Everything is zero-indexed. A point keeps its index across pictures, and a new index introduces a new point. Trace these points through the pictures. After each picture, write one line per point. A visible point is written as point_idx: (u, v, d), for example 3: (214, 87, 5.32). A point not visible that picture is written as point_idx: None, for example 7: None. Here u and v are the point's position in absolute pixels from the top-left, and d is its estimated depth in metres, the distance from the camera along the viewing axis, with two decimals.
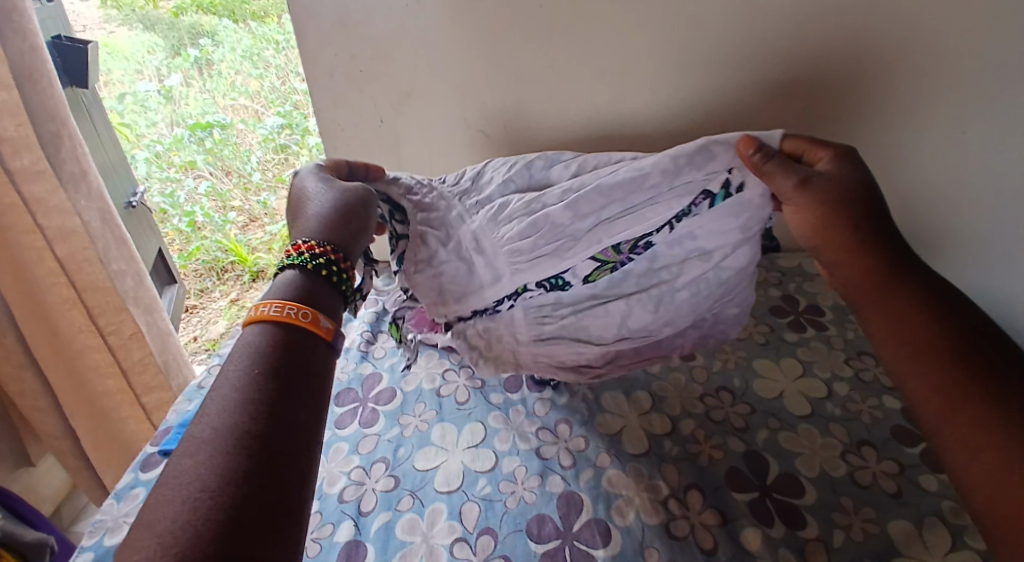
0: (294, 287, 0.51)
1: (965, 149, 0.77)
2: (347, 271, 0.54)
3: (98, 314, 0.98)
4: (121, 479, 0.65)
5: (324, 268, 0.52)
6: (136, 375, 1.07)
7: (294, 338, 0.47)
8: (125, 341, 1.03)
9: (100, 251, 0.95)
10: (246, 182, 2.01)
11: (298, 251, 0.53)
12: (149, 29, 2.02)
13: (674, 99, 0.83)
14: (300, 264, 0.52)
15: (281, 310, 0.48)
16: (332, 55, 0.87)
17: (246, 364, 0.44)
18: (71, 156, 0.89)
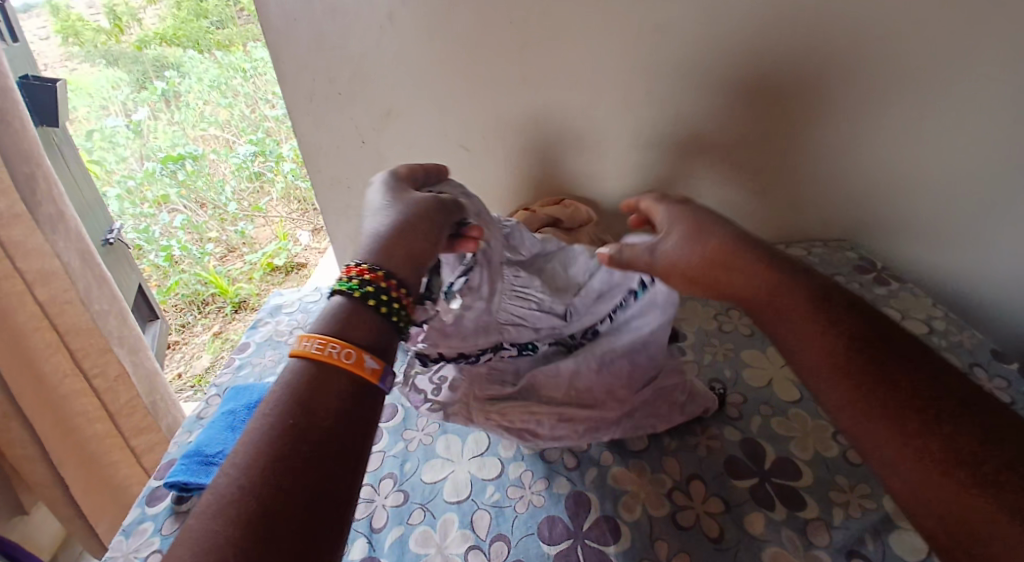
0: (340, 321, 0.47)
1: (913, 138, 0.86)
2: (401, 300, 0.50)
3: (82, 356, 0.98)
4: (128, 515, 0.65)
5: (374, 297, 0.48)
6: (123, 418, 1.08)
7: (337, 383, 0.44)
8: (110, 383, 1.03)
9: (81, 292, 0.95)
10: (223, 214, 2.02)
11: (349, 275, 0.49)
12: (113, 63, 1.99)
13: (647, 110, 0.87)
14: (348, 291, 0.48)
15: (324, 345, 0.45)
16: (312, 78, 0.89)
17: (287, 392, 0.43)
18: (47, 196, 0.90)
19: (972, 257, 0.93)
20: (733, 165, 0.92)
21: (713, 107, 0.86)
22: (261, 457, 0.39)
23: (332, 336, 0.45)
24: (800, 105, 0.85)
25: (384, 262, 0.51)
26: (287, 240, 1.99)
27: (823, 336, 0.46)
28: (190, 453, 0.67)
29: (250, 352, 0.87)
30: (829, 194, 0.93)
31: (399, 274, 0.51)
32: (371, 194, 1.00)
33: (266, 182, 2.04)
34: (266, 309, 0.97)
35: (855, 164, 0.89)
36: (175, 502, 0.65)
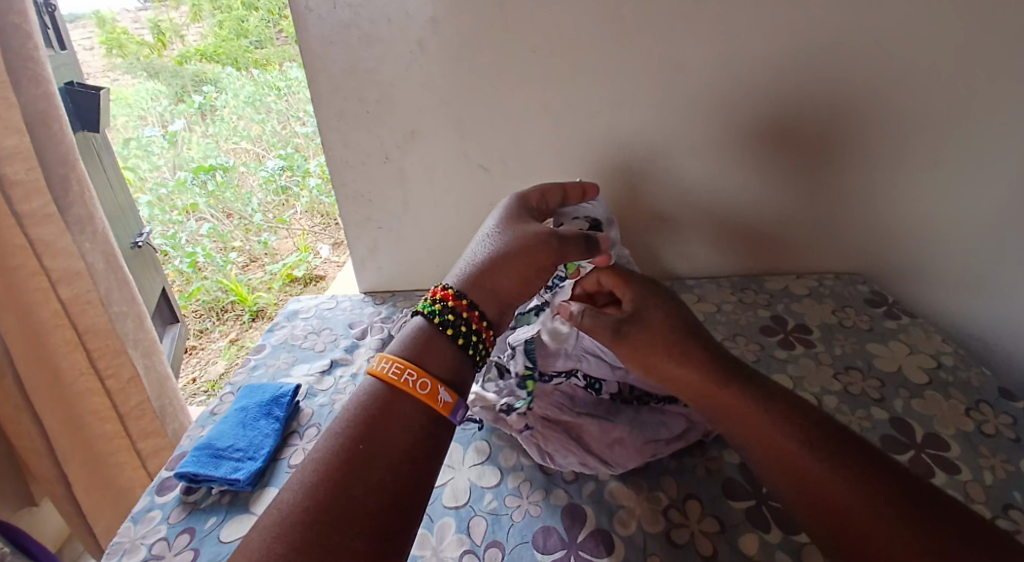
0: (418, 348, 0.55)
1: (924, 176, 0.87)
2: (479, 333, 0.57)
3: (98, 356, 0.98)
4: (138, 502, 0.68)
5: (452, 327, 0.56)
6: (133, 421, 1.06)
7: (406, 409, 0.51)
8: (123, 385, 1.02)
9: (101, 293, 0.96)
10: (247, 225, 2.07)
11: (435, 298, 0.58)
12: (153, 76, 2.14)
13: (663, 139, 0.90)
14: (427, 313, 0.57)
15: (402, 371, 0.52)
16: (343, 97, 0.93)
17: (357, 416, 0.50)
18: (79, 199, 0.92)
19: (985, 299, 0.93)
20: (748, 197, 0.93)
21: (729, 136, 0.88)
22: (333, 468, 0.47)
23: (412, 363, 0.53)
24: (813, 143, 0.87)
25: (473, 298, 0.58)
26: (308, 252, 2.02)
27: (742, 409, 0.58)
28: (202, 445, 0.70)
29: (266, 354, 0.90)
30: (842, 231, 0.94)
31: (483, 307, 0.58)
32: (391, 209, 1.02)
33: (292, 196, 2.11)
34: (285, 314, 1.00)
35: (867, 199, 0.90)
36: (184, 492, 0.68)
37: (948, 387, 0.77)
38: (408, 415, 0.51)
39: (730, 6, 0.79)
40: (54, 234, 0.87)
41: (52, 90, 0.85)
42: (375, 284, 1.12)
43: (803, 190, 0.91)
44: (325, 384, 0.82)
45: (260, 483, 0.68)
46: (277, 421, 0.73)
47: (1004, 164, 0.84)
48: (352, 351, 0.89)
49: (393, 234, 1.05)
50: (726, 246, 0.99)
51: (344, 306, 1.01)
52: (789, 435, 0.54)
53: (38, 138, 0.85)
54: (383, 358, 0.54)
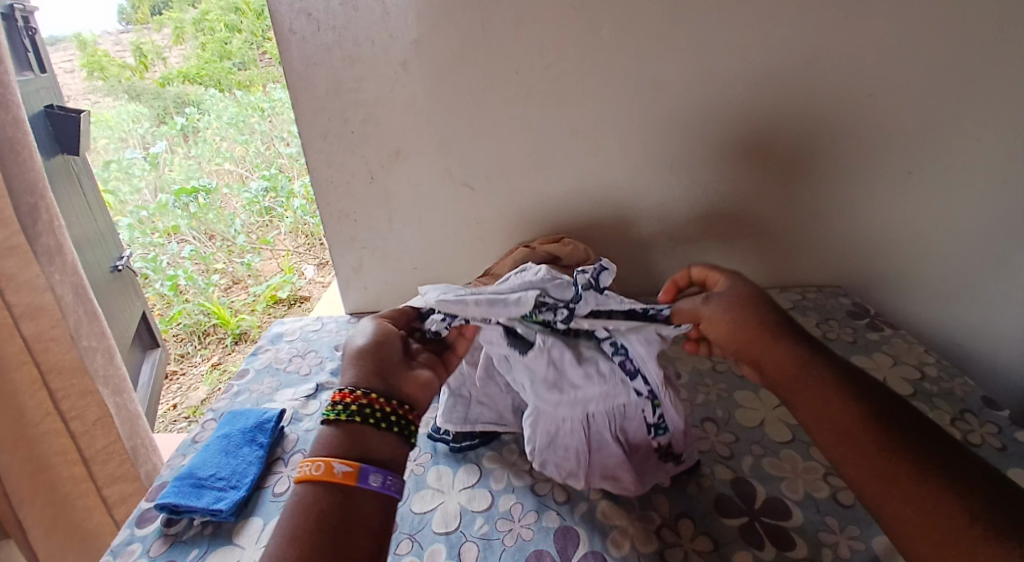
0: (340, 441, 0.51)
1: (902, 191, 0.89)
2: (388, 410, 0.53)
3: (63, 396, 0.92)
4: (117, 536, 0.65)
5: (359, 415, 0.52)
6: (99, 465, 1.00)
7: (329, 499, 0.48)
8: (88, 427, 0.97)
9: (70, 327, 0.91)
10: (230, 246, 2.05)
11: (338, 402, 0.53)
12: (134, 98, 2.12)
13: (647, 157, 0.91)
14: (335, 415, 0.52)
15: (316, 470, 0.49)
16: (328, 118, 0.93)
17: (296, 513, 0.47)
18: (47, 228, 0.87)
19: (964, 309, 0.95)
20: (731, 212, 0.94)
21: (709, 155, 0.90)
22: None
23: (324, 457, 0.50)
24: (793, 160, 0.89)
25: (363, 381, 0.55)
26: (293, 273, 2.01)
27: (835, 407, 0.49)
28: (182, 475, 0.68)
29: (249, 378, 0.88)
30: (823, 244, 0.95)
31: (394, 393, 0.55)
32: (376, 229, 1.02)
33: (276, 216, 2.10)
34: (269, 337, 0.98)
35: (848, 213, 0.92)
36: (164, 524, 0.66)
37: (932, 397, 0.78)
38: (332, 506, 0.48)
39: (708, 27, 0.81)
40: (18, 267, 0.83)
41: (20, 115, 0.82)
42: (361, 305, 1.11)
43: (786, 207, 0.93)
44: (310, 408, 0.81)
45: (243, 513, 0.66)
46: (261, 448, 0.71)
47: (975, 176, 0.86)
48: (337, 374, 0.87)
49: (379, 254, 1.05)
50: (710, 261, 1.00)
51: (329, 328, 1.00)
52: (878, 435, 0.47)
53: (9, 166, 0.81)
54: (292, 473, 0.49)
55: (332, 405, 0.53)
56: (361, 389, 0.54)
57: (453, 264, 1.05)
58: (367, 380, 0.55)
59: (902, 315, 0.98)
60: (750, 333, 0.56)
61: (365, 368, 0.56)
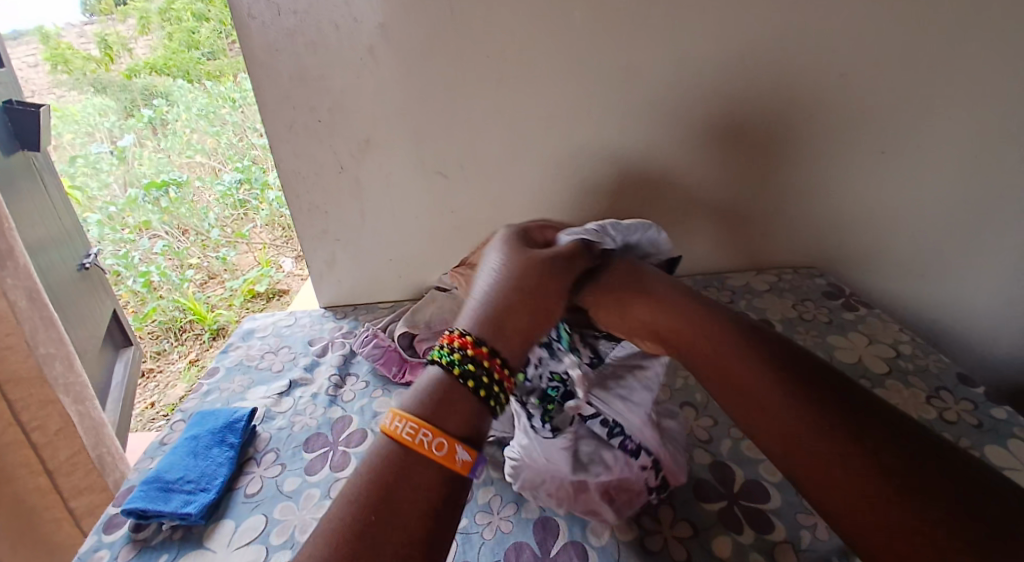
0: (435, 403, 0.48)
1: (874, 171, 0.89)
2: (503, 384, 0.50)
3: (22, 407, 0.89)
4: (83, 543, 0.63)
5: (472, 378, 0.49)
6: (64, 477, 0.97)
7: (423, 475, 0.45)
8: (50, 438, 0.94)
9: (26, 334, 0.87)
10: (204, 240, 2.00)
11: (449, 345, 0.51)
12: (100, 91, 2.04)
13: (623, 141, 0.90)
14: (445, 364, 0.50)
15: (413, 427, 0.46)
16: (293, 107, 0.89)
17: (375, 479, 0.44)
18: None
19: (938, 287, 0.96)
20: (707, 196, 0.94)
21: (685, 138, 0.89)
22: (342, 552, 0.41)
23: (422, 417, 0.47)
24: (768, 142, 0.88)
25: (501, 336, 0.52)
26: (270, 266, 1.97)
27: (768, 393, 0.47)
28: (150, 479, 0.65)
29: (220, 377, 0.86)
30: (799, 227, 0.96)
31: (496, 347, 0.51)
32: (349, 221, 0.99)
33: (250, 209, 2.04)
34: (240, 333, 0.96)
35: (822, 195, 0.92)
36: (133, 529, 0.63)
37: (907, 376, 0.78)
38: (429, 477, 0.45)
39: (681, 7, 0.79)
40: None
41: None
42: (336, 298, 1.08)
43: (762, 190, 0.92)
44: (283, 405, 0.78)
45: (214, 516, 0.64)
46: (231, 448, 0.69)
47: (946, 154, 0.86)
48: (312, 370, 0.85)
49: (352, 246, 1.02)
50: (687, 246, 0.99)
51: (303, 322, 0.97)
52: (805, 418, 0.45)
53: None
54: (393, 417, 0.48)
55: (444, 346, 0.52)
56: (488, 346, 0.51)
57: (429, 255, 1.03)
58: (494, 335, 0.52)
59: (878, 294, 0.99)
60: (646, 312, 0.55)
61: (488, 323, 0.52)
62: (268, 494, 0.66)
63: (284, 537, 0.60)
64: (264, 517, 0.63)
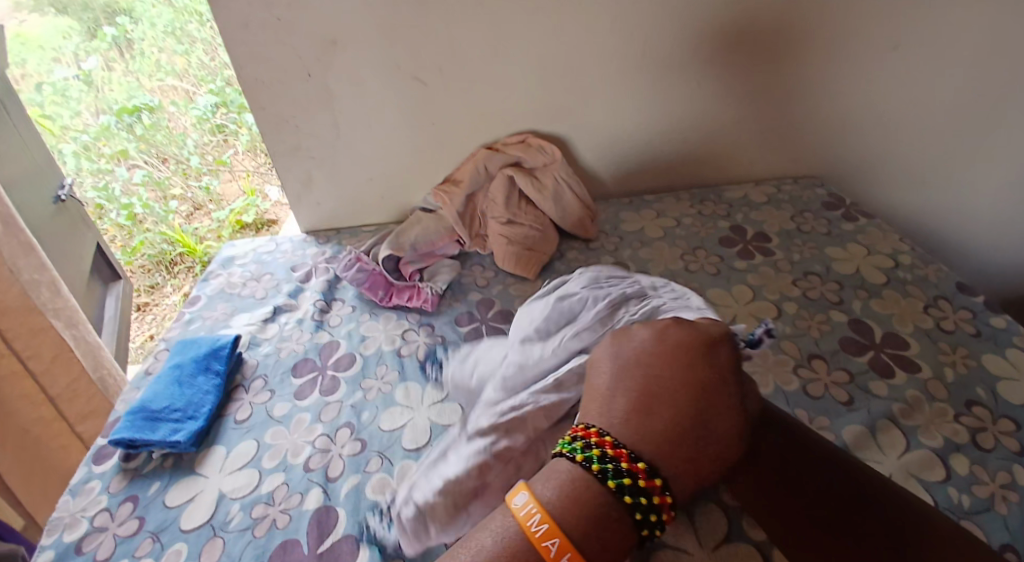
0: (573, 507, 0.34)
1: (883, 67, 0.82)
2: (659, 506, 0.35)
3: (15, 337, 0.84)
4: (75, 474, 0.64)
5: (615, 476, 0.35)
6: (66, 403, 0.95)
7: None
8: (47, 366, 0.90)
9: (7, 259, 0.81)
10: (186, 169, 1.85)
11: (582, 434, 0.38)
12: (61, 11, 1.84)
13: (613, 39, 0.82)
14: (569, 452, 0.37)
15: (539, 523, 0.34)
16: (247, 5, 0.81)
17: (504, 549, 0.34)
18: None
19: (941, 195, 0.92)
20: (700, 102, 0.88)
21: (681, 32, 0.81)
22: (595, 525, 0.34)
23: (552, 518, 0.34)
24: (768, 34, 0.81)
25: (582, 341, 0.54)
26: (255, 196, 1.83)
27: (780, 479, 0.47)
28: (135, 409, 0.65)
29: (201, 305, 0.83)
30: (800, 129, 0.90)
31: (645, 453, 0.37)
32: (322, 135, 0.93)
33: (229, 134, 1.90)
34: (219, 261, 0.92)
35: (825, 96, 0.86)
36: (123, 459, 0.64)
37: (907, 285, 0.75)
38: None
39: None
40: None
41: None
42: (317, 222, 1.04)
43: (761, 93, 0.86)
44: (268, 332, 0.77)
45: (205, 442, 0.64)
46: (217, 377, 0.68)
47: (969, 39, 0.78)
48: (296, 296, 0.82)
49: (328, 164, 0.96)
50: (680, 156, 0.94)
51: (283, 249, 0.93)
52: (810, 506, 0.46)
53: None
54: (527, 494, 0.36)
55: (572, 436, 0.39)
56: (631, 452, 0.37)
57: (410, 173, 0.98)
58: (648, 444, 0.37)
59: (879, 204, 0.96)
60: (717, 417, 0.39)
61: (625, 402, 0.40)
62: (257, 421, 0.65)
63: (277, 461, 0.60)
64: (256, 442, 0.63)
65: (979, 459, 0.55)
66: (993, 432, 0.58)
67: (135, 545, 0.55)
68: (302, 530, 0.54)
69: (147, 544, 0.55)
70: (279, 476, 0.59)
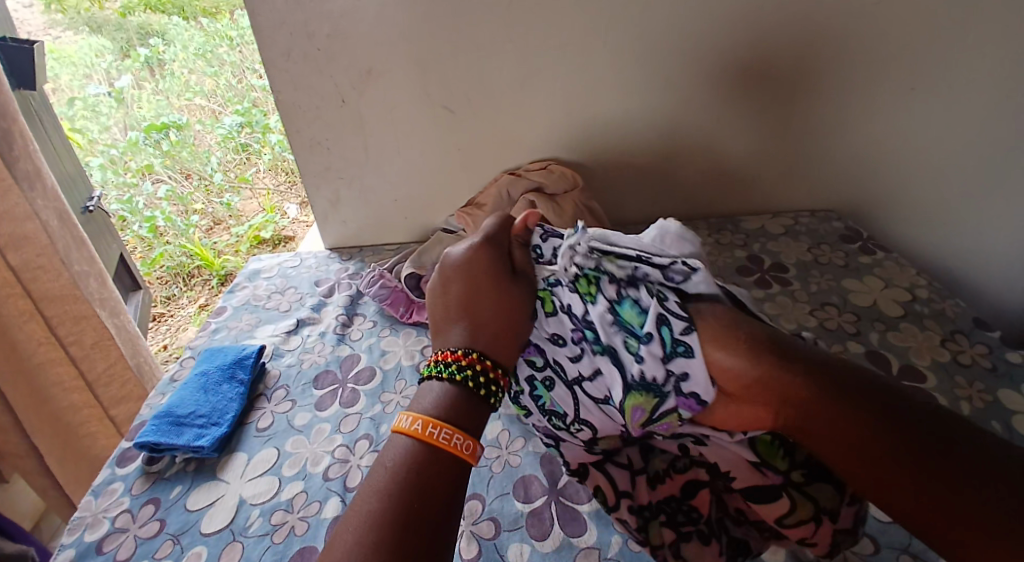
0: (448, 405, 0.46)
1: (902, 108, 0.84)
2: (498, 381, 0.48)
3: (58, 323, 0.89)
4: (98, 475, 0.65)
5: (472, 379, 0.47)
6: (102, 388, 0.99)
7: (434, 464, 0.43)
8: (87, 350, 0.94)
9: (60, 252, 0.87)
10: (209, 185, 1.90)
11: (445, 359, 0.48)
12: (96, 31, 1.94)
13: (636, 74, 0.85)
14: (449, 377, 0.47)
15: (420, 423, 0.45)
16: (290, 34, 0.85)
17: (405, 465, 0.43)
18: (22, 152, 0.81)
19: (959, 234, 0.92)
20: (720, 138, 0.90)
21: (703, 69, 0.84)
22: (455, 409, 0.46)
23: (433, 415, 0.45)
24: (789, 74, 0.83)
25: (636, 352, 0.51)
26: (274, 213, 1.88)
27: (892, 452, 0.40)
28: (161, 413, 0.67)
29: (227, 316, 0.86)
30: (819, 165, 0.92)
31: (496, 357, 0.49)
32: (351, 157, 0.96)
33: (253, 153, 1.94)
34: (246, 273, 0.95)
35: (843, 134, 0.88)
36: (146, 463, 0.65)
37: (923, 318, 0.76)
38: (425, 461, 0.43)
39: None
40: None
41: None
42: (341, 239, 1.07)
43: (781, 132, 0.88)
44: (291, 343, 0.79)
45: (227, 448, 0.65)
46: (241, 385, 0.70)
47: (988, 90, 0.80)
48: (319, 310, 0.84)
49: (356, 184, 0.99)
50: (700, 187, 0.96)
51: (307, 264, 0.96)
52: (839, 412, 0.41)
53: None
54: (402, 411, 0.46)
55: (433, 363, 0.49)
56: (466, 349, 0.49)
57: (434, 196, 1.00)
58: (471, 340, 0.50)
59: (895, 240, 0.96)
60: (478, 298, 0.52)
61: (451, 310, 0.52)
62: (278, 429, 0.66)
63: (296, 469, 0.61)
64: (276, 450, 0.64)
65: None
66: None
67: (155, 547, 0.56)
68: (319, 538, 0.54)
69: (167, 546, 0.55)
70: (298, 485, 0.60)
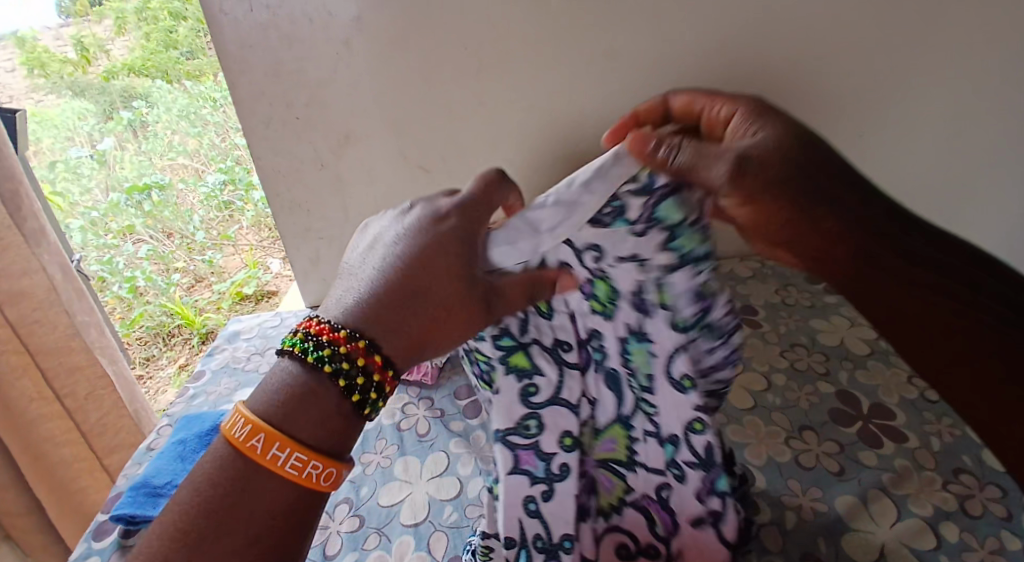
0: (289, 407, 0.43)
1: None
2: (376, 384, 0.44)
3: (53, 375, 0.92)
4: (74, 550, 0.64)
5: (343, 378, 0.43)
6: (96, 438, 1.01)
7: (258, 483, 0.42)
8: (82, 402, 0.97)
9: (65, 303, 0.91)
10: (191, 243, 1.90)
11: (308, 329, 0.45)
12: (79, 94, 1.78)
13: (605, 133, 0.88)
14: (299, 350, 0.44)
15: (243, 427, 0.43)
16: (269, 104, 0.89)
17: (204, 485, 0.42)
18: (29, 212, 0.85)
19: None
20: None
21: None
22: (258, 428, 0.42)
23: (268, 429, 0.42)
24: None
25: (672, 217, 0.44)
26: (257, 269, 1.90)
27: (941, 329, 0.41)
28: (137, 484, 0.65)
29: (206, 380, 0.86)
30: None
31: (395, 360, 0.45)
32: (332, 218, 0.99)
33: (235, 211, 1.91)
34: (226, 336, 0.95)
35: None
36: (123, 537, 0.64)
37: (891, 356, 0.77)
38: (271, 494, 0.42)
39: None
40: None
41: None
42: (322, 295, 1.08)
43: None
44: None
45: None
46: None
47: None
48: None
49: (335, 243, 1.02)
50: None
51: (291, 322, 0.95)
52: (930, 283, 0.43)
53: None
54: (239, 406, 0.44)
55: (297, 332, 0.45)
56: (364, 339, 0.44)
57: None
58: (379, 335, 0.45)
59: None
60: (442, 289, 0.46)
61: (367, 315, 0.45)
62: None
63: None
64: None
65: (969, 525, 0.57)
66: (980, 499, 0.59)
67: None
68: None
69: None
70: None
